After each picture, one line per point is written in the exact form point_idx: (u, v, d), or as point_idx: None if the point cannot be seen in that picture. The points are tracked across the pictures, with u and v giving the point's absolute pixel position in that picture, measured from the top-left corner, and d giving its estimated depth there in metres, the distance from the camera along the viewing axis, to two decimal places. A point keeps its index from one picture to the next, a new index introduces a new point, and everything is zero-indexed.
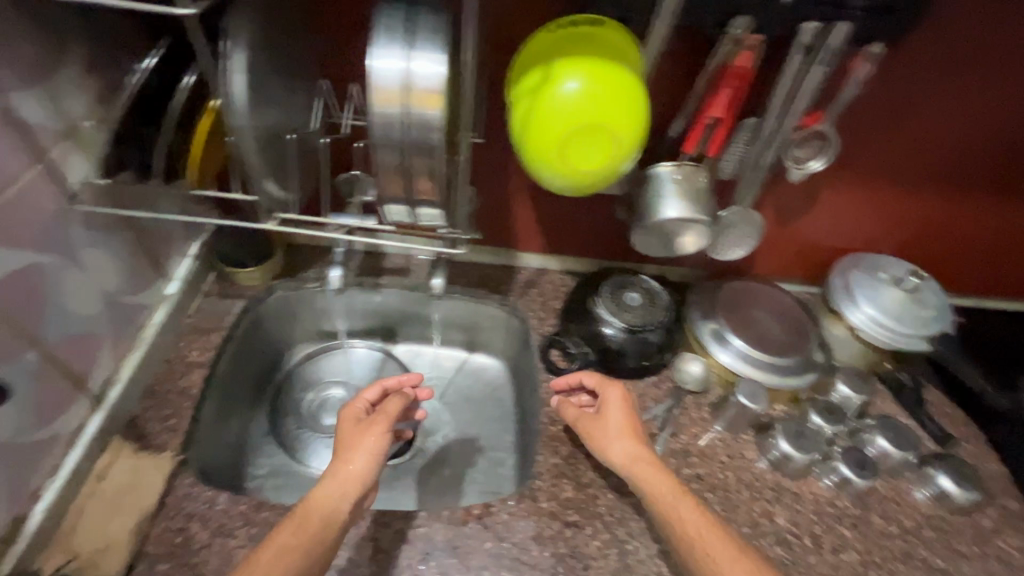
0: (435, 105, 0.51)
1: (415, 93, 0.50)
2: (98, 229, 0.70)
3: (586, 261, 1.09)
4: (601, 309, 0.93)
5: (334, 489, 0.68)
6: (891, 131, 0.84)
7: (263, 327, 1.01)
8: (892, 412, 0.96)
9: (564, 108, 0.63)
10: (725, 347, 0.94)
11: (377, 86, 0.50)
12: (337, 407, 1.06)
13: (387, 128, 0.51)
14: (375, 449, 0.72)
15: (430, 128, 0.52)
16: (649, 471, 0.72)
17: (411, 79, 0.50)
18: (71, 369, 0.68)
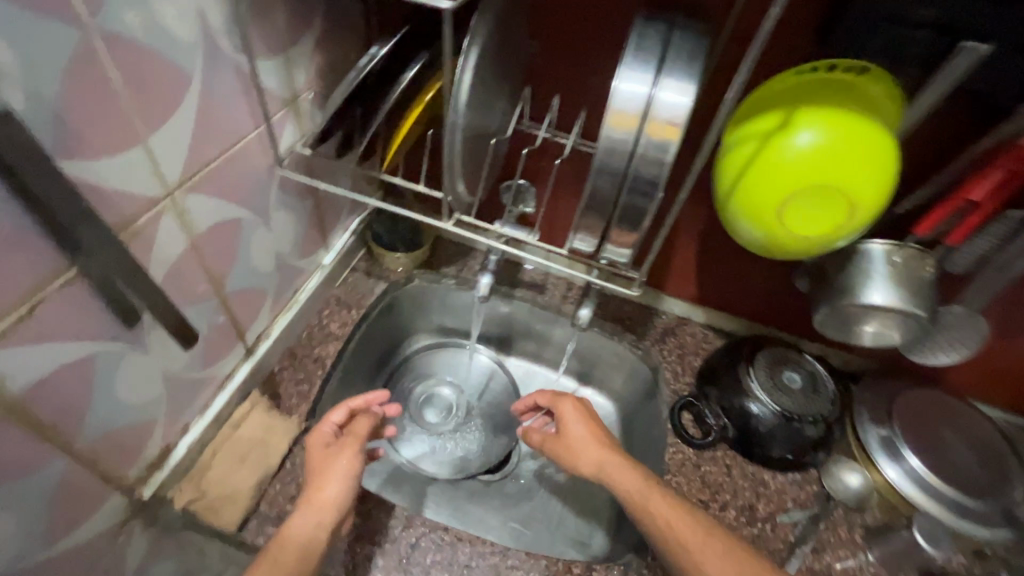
0: (671, 138, 0.47)
1: (654, 122, 0.47)
2: (289, 195, 0.74)
3: (736, 322, 0.98)
4: (754, 383, 0.82)
5: (310, 518, 0.62)
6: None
7: (399, 314, 1.02)
8: None
9: (796, 165, 0.54)
10: (894, 462, 0.79)
11: (617, 108, 0.47)
12: (444, 408, 1.07)
13: (612, 153, 0.49)
14: (347, 473, 0.65)
15: (658, 162, 0.48)
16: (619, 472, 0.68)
17: (655, 107, 0.47)
18: (238, 319, 0.72)
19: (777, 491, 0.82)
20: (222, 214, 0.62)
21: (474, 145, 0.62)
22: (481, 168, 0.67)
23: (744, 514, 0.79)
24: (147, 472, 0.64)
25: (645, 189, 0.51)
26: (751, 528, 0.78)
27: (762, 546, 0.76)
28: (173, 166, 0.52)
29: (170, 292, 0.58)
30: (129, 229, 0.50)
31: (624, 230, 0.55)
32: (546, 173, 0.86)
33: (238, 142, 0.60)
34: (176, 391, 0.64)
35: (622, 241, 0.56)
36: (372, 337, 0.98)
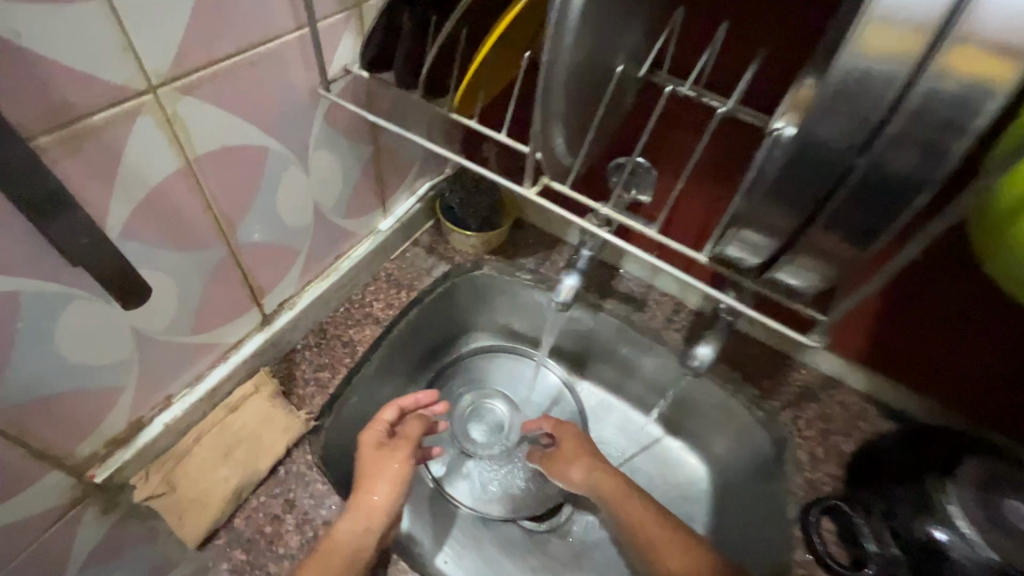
0: (996, 82, 0.24)
1: (966, 47, 0.23)
2: (338, 133, 0.58)
3: (914, 398, 0.69)
4: (956, 511, 0.53)
5: (355, 526, 0.53)
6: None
7: (458, 304, 0.84)
8: None
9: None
10: None
11: (883, 16, 0.24)
12: (492, 425, 0.87)
13: (846, 107, 0.27)
14: (401, 478, 0.57)
15: (948, 129, 0.25)
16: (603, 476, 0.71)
17: (976, 14, 0.23)
18: (254, 279, 0.58)
19: None
20: (238, 136, 0.46)
21: (585, 78, 0.41)
22: (590, 119, 0.46)
23: None
24: (106, 450, 0.50)
25: (902, 181, 0.28)
26: None
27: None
28: (158, 47, 0.37)
29: (148, 226, 0.43)
30: (77, 125, 0.35)
31: (838, 242, 0.32)
32: (676, 150, 0.63)
33: (268, 40, 0.44)
34: (155, 356, 0.50)
35: (821, 257, 0.34)
36: (425, 327, 0.81)
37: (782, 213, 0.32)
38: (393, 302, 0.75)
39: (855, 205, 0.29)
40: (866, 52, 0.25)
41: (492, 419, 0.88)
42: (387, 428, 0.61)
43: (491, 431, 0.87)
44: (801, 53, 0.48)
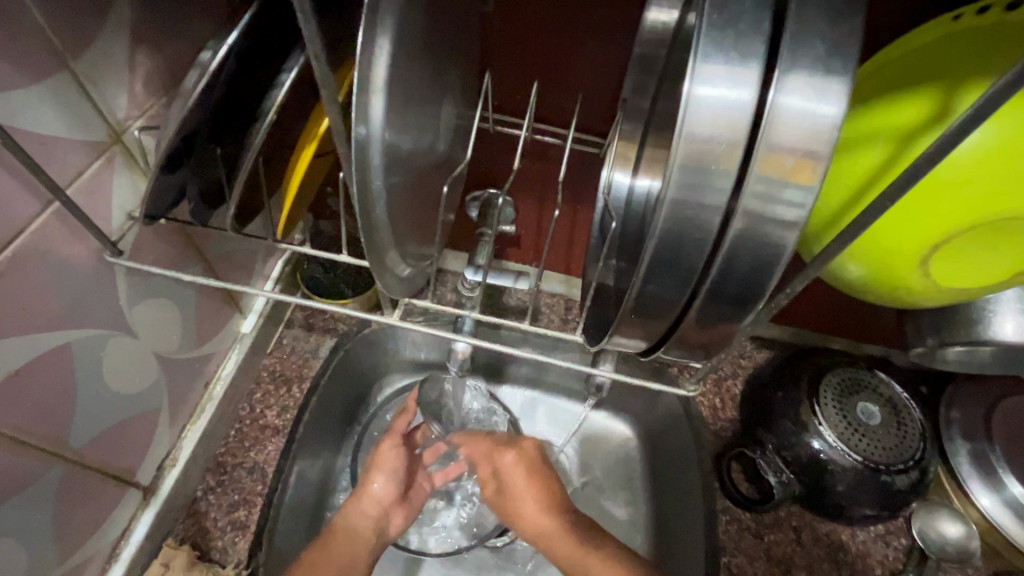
0: (806, 181, 0.24)
1: (775, 156, 0.24)
2: (149, 277, 0.49)
3: (781, 330, 0.79)
4: (824, 428, 0.64)
5: (359, 514, 0.61)
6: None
7: (360, 362, 0.79)
8: None
9: (974, 182, 0.32)
10: (995, 491, 0.66)
11: (694, 144, 0.24)
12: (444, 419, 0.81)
13: (677, 250, 0.27)
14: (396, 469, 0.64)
15: (769, 252, 0.26)
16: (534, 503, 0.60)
17: (778, 126, 0.23)
18: (119, 466, 0.51)
19: (862, 559, 0.65)
20: (20, 355, 0.38)
21: (413, 197, 0.39)
22: (427, 218, 0.43)
23: None
24: None
25: (740, 298, 0.28)
26: None
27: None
28: None
29: None
30: None
31: (709, 332, 0.31)
32: (529, 178, 0.60)
33: (11, 243, 0.36)
34: None
35: (693, 344, 0.33)
36: (332, 401, 0.75)
37: (657, 312, 0.31)
38: (287, 402, 0.69)
39: (719, 300, 0.28)
40: (684, 188, 0.25)
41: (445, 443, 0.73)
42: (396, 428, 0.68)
43: None
44: (616, 84, 0.48)
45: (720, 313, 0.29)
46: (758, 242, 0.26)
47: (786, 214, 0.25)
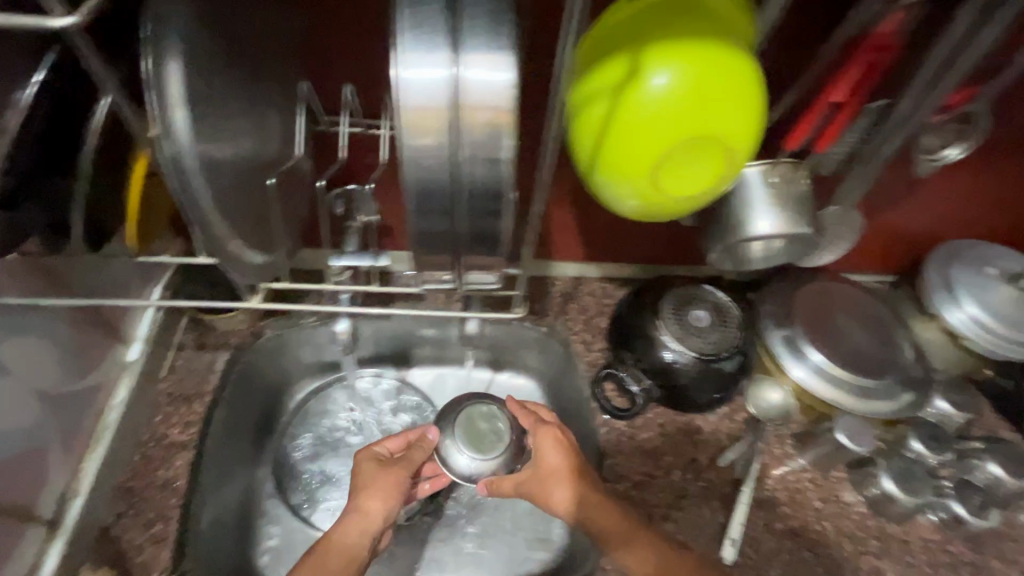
0: (499, 125, 0.37)
1: (473, 110, 0.36)
2: (11, 315, 0.51)
3: (632, 268, 0.92)
4: (665, 337, 0.78)
5: (352, 531, 0.61)
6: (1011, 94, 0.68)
7: (262, 371, 0.81)
8: (991, 426, 0.85)
9: (661, 118, 0.45)
10: (800, 360, 0.78)
11: (414, 110, 0.36)
12: (359, 410, 0.87)
13: (432, 184, 0.39)
14: (395, 493, 0.64)
15: (495, 175, 0.39)
16: (599, 508, 0.63)
17: (465, 90, 0.36)
18: (7, 500, 0.53)
19: (714, 435, 0.80)
20: None
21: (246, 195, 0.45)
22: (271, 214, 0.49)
23: (689, 471, 0.77)
24: None
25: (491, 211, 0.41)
26: (698, 483, 0.76)
27: (714, 498, 0.75)
28: None
29: None
30: None
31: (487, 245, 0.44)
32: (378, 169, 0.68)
33: None
34: None
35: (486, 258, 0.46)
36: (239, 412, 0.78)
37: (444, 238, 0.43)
38: (188, 419, 0.72)
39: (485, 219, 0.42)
40: (416, 141, 0.37)
41: (468, 474, 0.70)
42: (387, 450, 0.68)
43: (300, 488, 0.81)
44: None
45: (487, 226, 0.42)
46: (485, 171, 0.39)
47: (497, 149, 0.38)
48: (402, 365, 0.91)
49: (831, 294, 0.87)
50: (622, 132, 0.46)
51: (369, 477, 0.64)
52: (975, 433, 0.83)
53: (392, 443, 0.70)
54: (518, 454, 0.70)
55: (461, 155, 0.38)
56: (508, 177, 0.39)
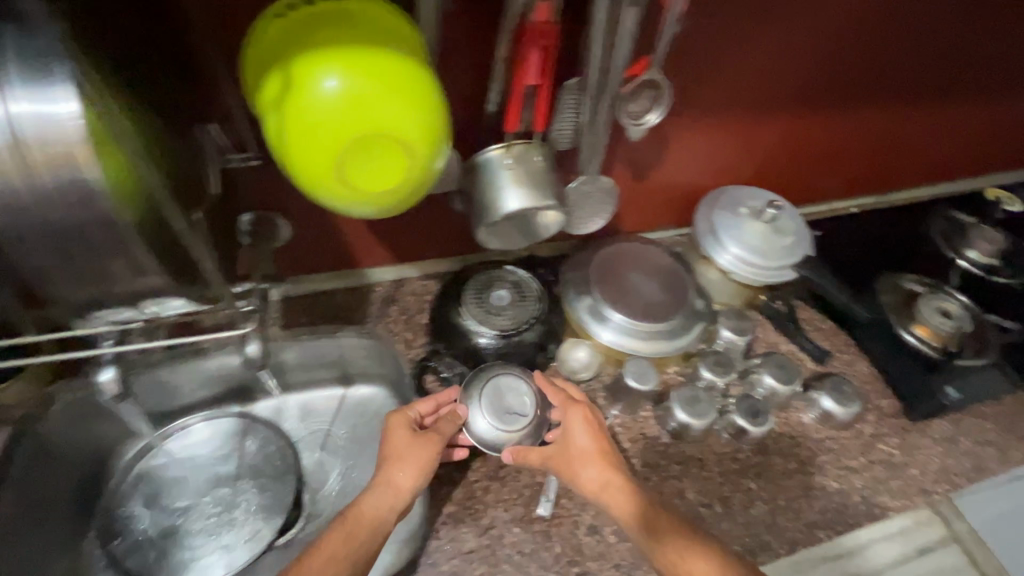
0: (74, 162, 0.42)
1: (39, 150, 0.41)
2: None
3: (446, 262, 0.96)
4: (468, 321, 0.82)
5: (383, 503, 0.64)
6: (701, 65, 0.78)
7: (60, 445, 0.75)
8: (773, 342, 0.97)
9: (325, 123, 0.48)
10: (605, 324, 0.87)
11: None
12: (197, 460, 0.83)
13: (26, 220, 0.43)
14: (425, 465, 0.68)
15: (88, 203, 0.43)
16: (621, 494, 0.68)
17: (22, 133, 0.40)
18: None
19: None
20: None
21: None
22: None
23: None
24: None
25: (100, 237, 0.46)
26: None
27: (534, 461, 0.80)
28: None
29: None
30: None
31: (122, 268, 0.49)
32: None
33: None
34: None
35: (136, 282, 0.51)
36: (37, 495, 0.72)
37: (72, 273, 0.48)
38: None
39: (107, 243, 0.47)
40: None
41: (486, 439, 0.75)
42: (417, 419, 0.73)
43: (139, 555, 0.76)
44: None
45: (102, 246, 0.47)
46: (84, 198, 0.43)
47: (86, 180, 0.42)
48: (241, 401, 0.90)
49: (625, 252, 0.95)
50: (298, 141, 0.49)
51: (415, 445, 0.68)
52: (758, 350, 0.95)
53: (425, 408, 0.74)
54: (542, 427, 0.76)
55: (49, 187, 0.42)
56: (104, 194, 0.43)
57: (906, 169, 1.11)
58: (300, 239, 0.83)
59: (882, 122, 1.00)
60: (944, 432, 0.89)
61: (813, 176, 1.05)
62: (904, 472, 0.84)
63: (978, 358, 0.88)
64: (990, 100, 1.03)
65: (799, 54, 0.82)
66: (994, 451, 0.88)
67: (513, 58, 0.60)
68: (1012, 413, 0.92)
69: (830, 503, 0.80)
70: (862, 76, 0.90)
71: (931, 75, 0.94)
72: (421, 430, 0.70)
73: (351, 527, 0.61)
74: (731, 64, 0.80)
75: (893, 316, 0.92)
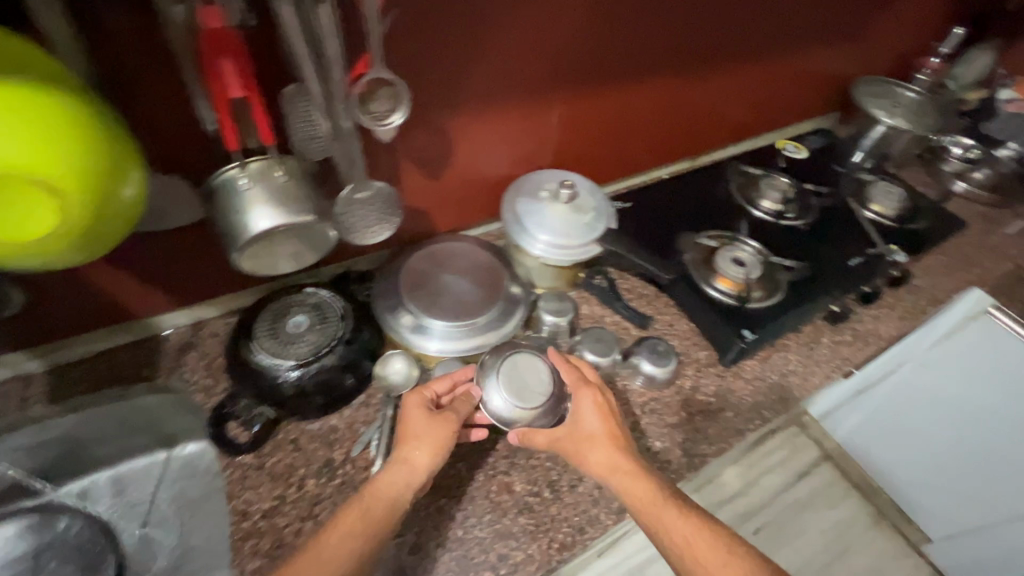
0: None
1: None
2: None
3: (245, 294, 0.88)
4: (260, 355, 0.76)
5: (399, 478, 0.68)
6: (451, 63, 0.75)
7: None
8: (598, 316, 1.00)
9: None
10: (428, 334, 0.85)
11: None
12: None
13: None
14: (436, 449, 0.71)
15: None
16: (631, 482, 0.69)
17: None
18: None
19: (350, 427, 0.80)
20: None
21: None
22: None
23: (324, 475, 0.76)
24: None
25: None
26: (334, 483, 0.75)
27: (350, 491, 0.75)
28: None
29: None
30: None
31: None
32: None
33: None
34: None
35: None
36: None
37: None
38: None
39: None
40: None
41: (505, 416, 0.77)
42: (433, 398, 0.76)
43: None
44: None
45: None
46: None
47: None
48: (26, 498, 0.76)
49: (438, 256, 0.94)
50: None
51: (419, 425, 0.72)
52: (582, 327, 0.97)
53: (439, 387, 0.78)
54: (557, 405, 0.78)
55: None
56: None
57: (699, 134, 1.19)
58: (47, 301, 0.73)
59: (666, 96, 1.05)
60: (754, 371, 0.96)
61: (613, 152, 1.09)
62: (721, 417, 0.89)
63: (768, 298, 0.95)
64: (756, 64, 1.12)
65: (563, 39, 0.82)
66: (795, 381, 0.96)
67: (202, 71, 0.55)
68: (808, 342, 1.02)
69: (654, 463, 0.83)
70: (629, 53, 0.92)
71: (700, 47, 0.99)
72: (436, 411, 0.74)
73: (368, 503, 0.65)
74: (483, 58, 0.77)
75: (694, 272, 0.97)
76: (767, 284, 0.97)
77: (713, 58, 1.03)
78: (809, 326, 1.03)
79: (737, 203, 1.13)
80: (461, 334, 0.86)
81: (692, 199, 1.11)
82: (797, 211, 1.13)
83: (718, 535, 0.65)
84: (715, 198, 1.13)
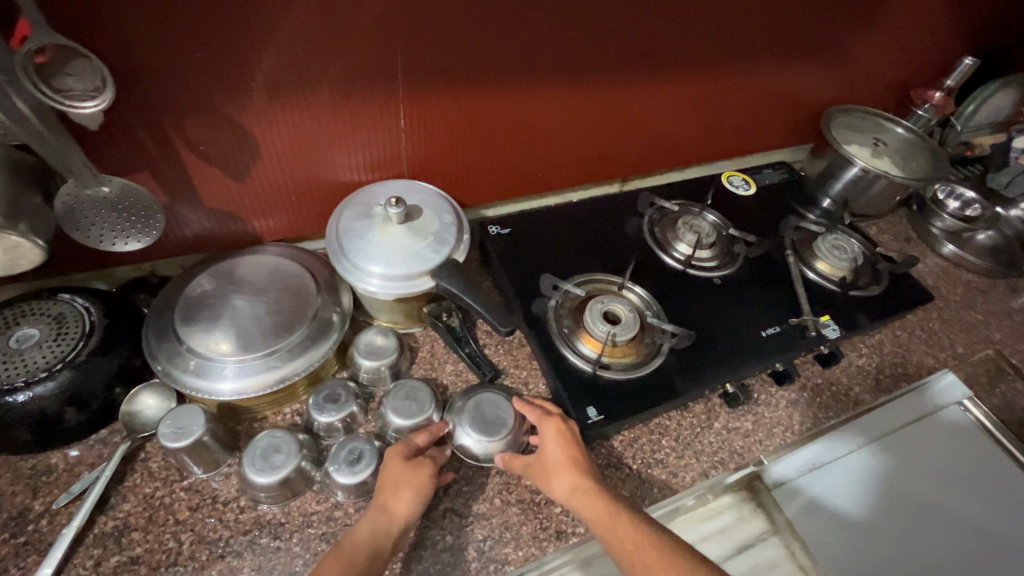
0: None
1: None
2: None
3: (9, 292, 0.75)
4: None
5: (376, 535, 0.59)
6: (216, 44, 0.60)
7: None
8: (439, 360, 0.83)
9: None
10: (218, 375, 0.69)
11: None
12: None
13: None
14: (419, 496, 0.63)
15: None
16: (589, 500, 0.62)
17: None
18: None
19: (70, 470, 0.67)
20: None
21: None
22: None
23: (10, 527, 0.62)
24: None
25: None
26: (17, 540, 0.61)
27: (31, 554, 0.61)
28: None
29: None
30: None
31: None
32: None
33: None
34: None
35: None
36: None
37: None
38: None
39: None
40: None
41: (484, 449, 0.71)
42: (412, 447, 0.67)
43: None
44: None
45: None
46: None
47: None
48: None
49: (243, 271, 0.79)
50: None
51: (400, 473, 0.64)
52: (411, 375, 0.81)
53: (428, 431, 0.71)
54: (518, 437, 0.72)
55: None
56: None
57: (612, 155, 1.02)
58: None
59: (559, 109, 0.88)
60: (611, 455, 0.77)
61: (494, 167, 0.94)
62: (549, 511, 0.70)
63: (635, 369, 0.78)
64: (683, 81, 0.94)
65: (384, 30, 0.66)
66: (662, 473, 0.77)
67: None
68: (698, 426, 0.82)
69: (440, 563, 0.65)
70: (494, 49, 0.74)
71: (597, 56, 0.82)
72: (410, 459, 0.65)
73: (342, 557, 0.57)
74: (267, 43, 0.63)
75: (553, 327, 0.80)
76: (648, 349, 0.80)
77: (618, 70, 0.86)
78: (702, 404, 0.84)
79: (644, 243, 0.94)
80: (256, 369, 0.70)
81: (586, 236, 0.93)
82: (716, 256, 0.94)
83: (665, 551, 0.57)
84: (617, 234, 0.95)
